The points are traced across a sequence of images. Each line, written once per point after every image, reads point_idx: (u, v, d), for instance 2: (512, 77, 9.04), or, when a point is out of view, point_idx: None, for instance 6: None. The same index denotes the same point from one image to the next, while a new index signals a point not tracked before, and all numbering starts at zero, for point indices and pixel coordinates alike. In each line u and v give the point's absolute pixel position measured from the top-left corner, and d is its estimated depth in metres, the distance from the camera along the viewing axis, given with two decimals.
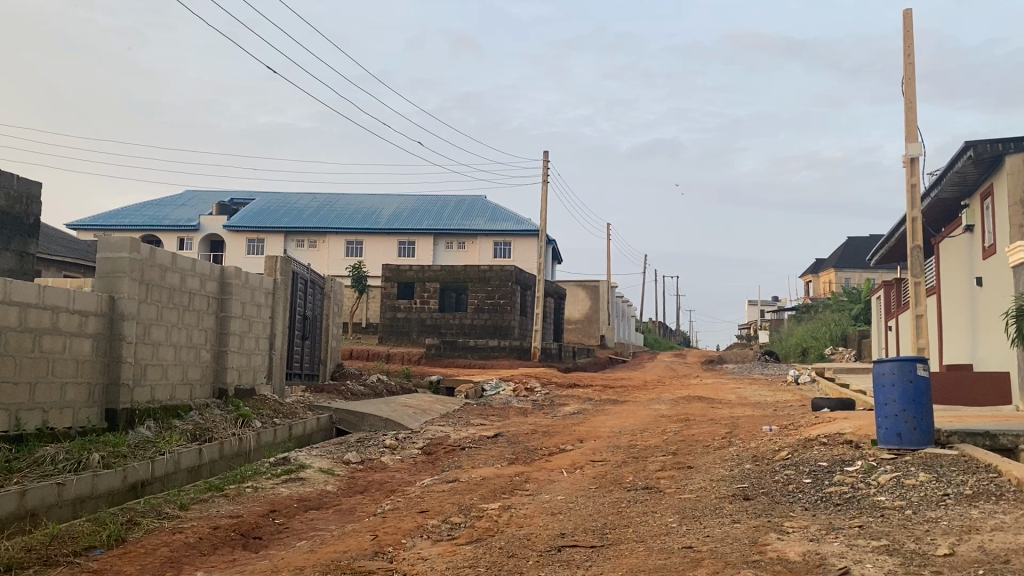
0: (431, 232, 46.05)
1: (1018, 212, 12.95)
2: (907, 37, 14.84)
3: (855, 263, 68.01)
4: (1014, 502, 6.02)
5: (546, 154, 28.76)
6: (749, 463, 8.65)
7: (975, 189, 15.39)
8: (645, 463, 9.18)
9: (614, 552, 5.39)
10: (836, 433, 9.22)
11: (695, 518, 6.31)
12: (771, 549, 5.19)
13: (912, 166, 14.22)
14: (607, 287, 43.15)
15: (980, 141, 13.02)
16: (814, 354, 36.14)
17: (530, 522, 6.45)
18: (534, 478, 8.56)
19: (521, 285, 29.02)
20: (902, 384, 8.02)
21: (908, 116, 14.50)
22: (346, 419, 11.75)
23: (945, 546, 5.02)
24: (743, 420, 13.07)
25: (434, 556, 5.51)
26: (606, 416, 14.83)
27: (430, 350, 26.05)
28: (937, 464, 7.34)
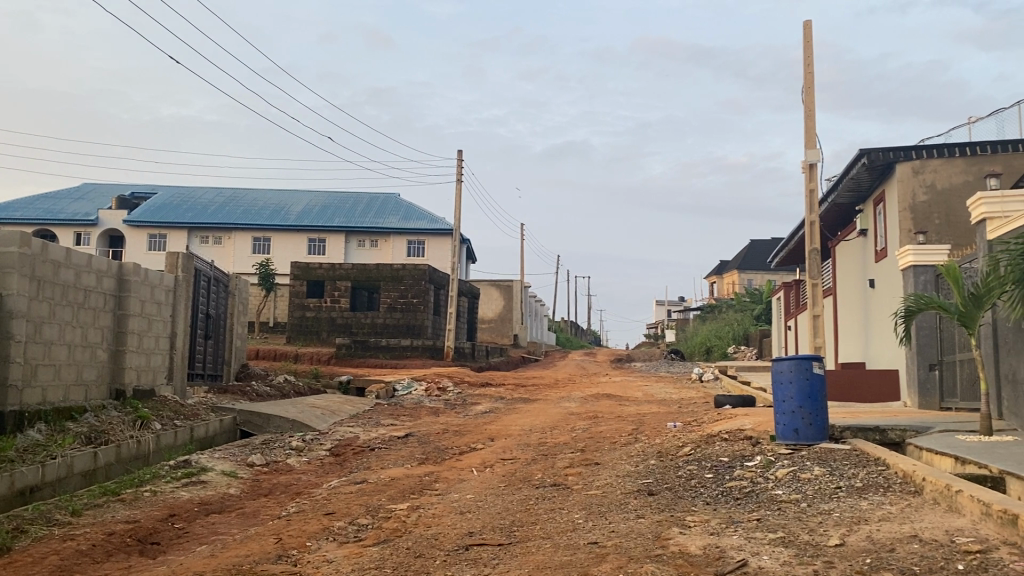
0: (342, 230, 45.37)
1: (907, 218, 13.66)
2: (807, 47, 15.42)
3: (757, 265, 70.25)
4: (900, 494, 6.33)
5: (458, 153, 28.65)
6: (653, 458, 8.84)
7: (869, 195, 16.11)
8: (554, 461, 9.27)
9: (522, 549, 5.43)
10: (737, 430, 9.50)
11: (601, 514, 6.41)
12: (673, 543, 5.31)
13: (810, 173, 14.78)
14: (519, 286, 43.36)
15: (873, 149, 13.69)
16: (718, 353, 37.17)
17: (437, 522, 6.42)
18: (443, 478, 8.53)
19: (435, 284, 28.90)
20: (798, 381, 8.34)
21: (807, 124, 15.05)
22: (250, 421, 11.46)
23: (836, 537, 5.24)
24: (649, 417, 13.30)
25: (340, 558, 5.44)
26: (517, 415, 14.93)
27: (340, 350, 25.68)
28: (831, 458, 7.65)
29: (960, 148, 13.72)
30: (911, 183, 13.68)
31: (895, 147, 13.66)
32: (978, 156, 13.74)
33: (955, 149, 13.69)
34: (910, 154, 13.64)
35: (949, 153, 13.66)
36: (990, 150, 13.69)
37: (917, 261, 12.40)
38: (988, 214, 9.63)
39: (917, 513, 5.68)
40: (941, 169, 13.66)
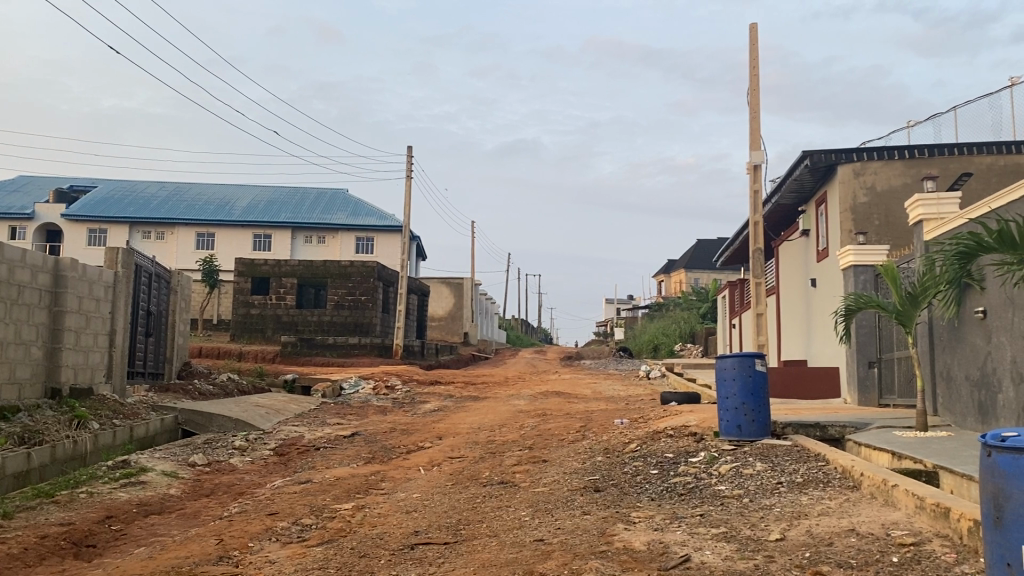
0: (289, 226, 44.78)
1: (847, 219, 13.97)
2: (753, 49, 15.66)
3: (704, 264, 71.34)
4: (839, 488, 6.47)
5: (407, 149, 28.47)
6: (600, 455, 8.89)
7: (812, 196, 16.44)
8: (502, 458, 9.27)
9: (468, 547, 5.42)
10: (682, 426, 9.63)
11: (547, 511, 6.43)
12: (618, 539, 5.35)
13: (755, 173, 15.02)
14: (470, 284, 43.30)
15: (815, 150, 13.98)
16: (665, 350, 37.64)
17: (383, 522, 6.37)
18: (390, 477, 8.47)
19: (384, 281, 28.70)
20: (741, 379, 8.46)
21: (752, 125, 15.29)
22: (193, 420, 11.24)
23: (776, 531, 5.33)
24: (597, 415, 13.38)
25: (283, 558, 5.37)
26: (465, 413, 14.91)
27: (285, 348, 25.35)
28: (773, 454, 7.78)
29: (899, 151, 14.08)
30: (852, 184, 13.99)
31: (837, 149, 13.95)
32: (917, 158, 14.08)
33: (894, 152, 14.05)
34: (851, 156, 13.94)
35: (888, 156, 14.01)
36: (928, 153, 14.09)
37: (856, 261, 12.67)
38: (925, 215, 9.91)
39: (855, 508, 5.81)
40: (881, 172, 14.01)
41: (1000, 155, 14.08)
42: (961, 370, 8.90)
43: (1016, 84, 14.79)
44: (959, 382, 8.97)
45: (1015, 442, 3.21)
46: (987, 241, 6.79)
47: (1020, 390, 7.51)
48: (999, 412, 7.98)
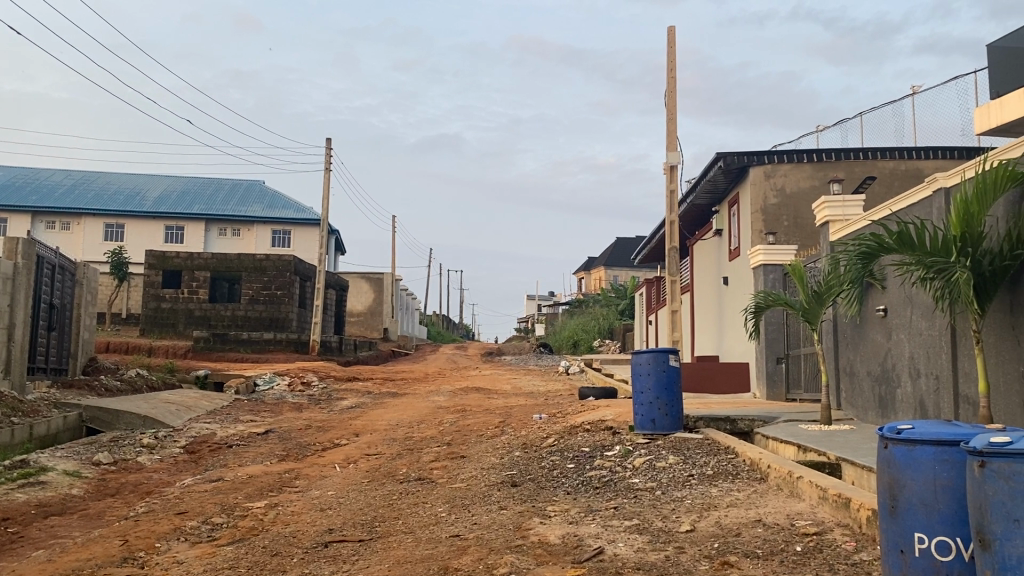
0: (202, 218, 43.55)
1: (758, 219, 14.40)
2: (670, 52, 15.97)
3: (623, 262, 72.55)
4: (747, 480, 6.67)
5: (326, 141, 28.00)
6: (518, 450, 8.95)
7: (725, 197, 16.89)
8: (419, 455, 9.22)
9: (383, 545, 5.37)
10: (599, 420, 9.77)
11: (464, 507, 6.43)
12: (534, 533, 5.40)
13: (671, 173, 15.32)
14: (390, 279, 42.91)
15: (729, 152, 14.36)
16: (584, 347, 38.18)
17: (297, 520, 6.28)
18: (304, 475, 8.35)
19: (301, 275, 28.18)
20: (656, 373, 8.63)
21: (669, 127, 15.59)
22: (98, 418, 10.85)
23: (687, 523, 5.46)
24: (516, 410, 13.43)
25: (191, 558, 5.23)
26: (383, 409, 14.76)
27: (197, 343, 24.68)
28: (685, 447, 7.96)
29: (807, 154, 14.57)
30: (763, 186, 14.42)
31: (750, 152, 14.36)
32: (825, 162, 14.63)
33: (803, 156, 14.53)
34: (763, 158, 14.38)
35: (798, 159, 14.50)
36: (834, 158, 14.61)
37: (766, 260, 13.05)
38: (831, 217, 10.28)
39: (762, 499, 6.01)
40: (790, 174, 14.47)
41: (901, 160, 14.66)
42: (863, 366, 9.27)
43: (916, 93, 15.44)
44: (861, 377, 9.34)
45: (910, 433, 3.33)
46: (887, 241, 7.07)
47: (918, 384, 7.87)
48: (898, 405, 8.34)
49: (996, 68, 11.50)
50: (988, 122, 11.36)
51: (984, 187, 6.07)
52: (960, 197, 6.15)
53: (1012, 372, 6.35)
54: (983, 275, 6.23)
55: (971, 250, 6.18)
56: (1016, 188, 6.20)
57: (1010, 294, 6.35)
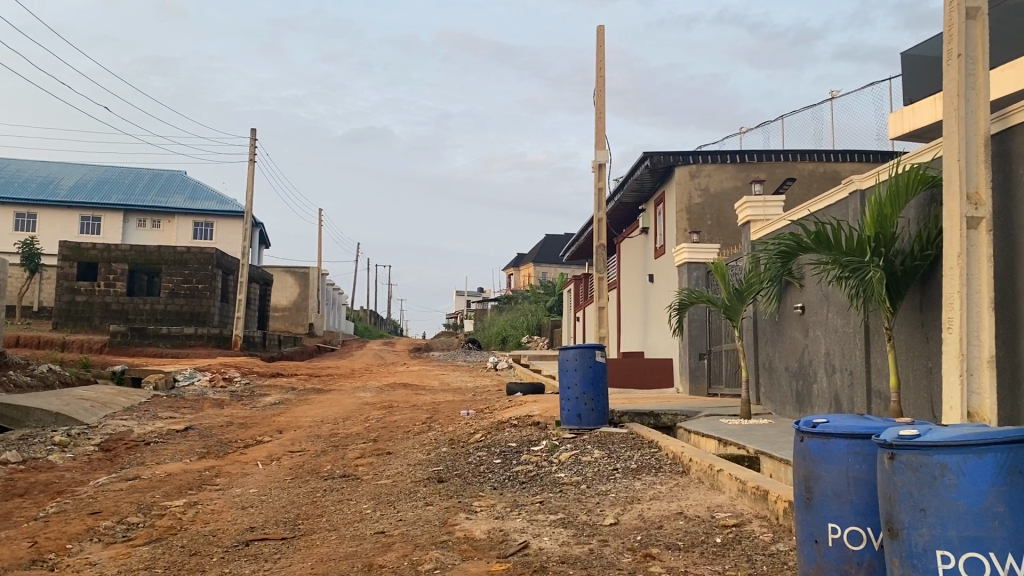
0: (120, 208, 42.15)
1: (683, 218, 14.68)
2: (600, 52, 16.13)
3: (551, 258, 73.13)
4: (669, 473, 6.80)
5: (251, 132, 27.43)
6: (444, 446, 8.93)
7: (651, 196, 17.14)
8: (344, 451, 9.13)
9: (306, 542, 5.29)
10: (525, 416, 9.82)
11: (389, 503, 6.38)
12: (459, 528, 5.39)
13: (599, 172, 15.49)
14: (317, 273, 42.28)
15: (656, 152, 14.60)
16: (512, 343, 38.37)
17: (217, 518, 6.14)
18: (225, 472, 8.17)
19: (223, 269, 27.54)
20: (583, 369, 8.72)
21: (597, 126, 15.75)
22: (6, 415, 10.34)
23: (611, 516, 5.54)
24: (443, 406, 13.40)
25: (105, 559, 5.06)
26: (307, 405, 14.55)
27: (114, 338, 23.91)
28: (609, 442, 8.08)
29: (730, 155, 14.90)
30: (688, 185, 14.70)
31: (675, 152, 14.63)
32: (747, 163, 14.99)
33: (726, 156, 14.85)
34: (688, 158, 14.66)
35: (721, 160, 14.82)
36: (756, 159, 14.98)
37: (690, 258, 13.31)
38: (753, 216, 10.53)
39: (683, 492, 6.13)
40: (714, 175, 14.79)
41: (820, 162, 15.12)
42: (782, 362, 9.54)
43: (835, 98, 15.94)
44: (779, 373, 9.60)
45: (825, 427, 3.45)
46: (805, 241, 7.28)
47: (834, 380, 8.12)
48: (814, 400, 8.60)
49: (910, 75, 11.94)
50: (903, 126, 11.81)
51: (896, 189, 6.29)
52: (874, 199, 6.37)
53: (921, 368, 6.61)
54: (895, 274, 6.46)
55: (883, 250, 6.41)
56: (926, 190, 6.45)
57: (920, 293, 6.60)
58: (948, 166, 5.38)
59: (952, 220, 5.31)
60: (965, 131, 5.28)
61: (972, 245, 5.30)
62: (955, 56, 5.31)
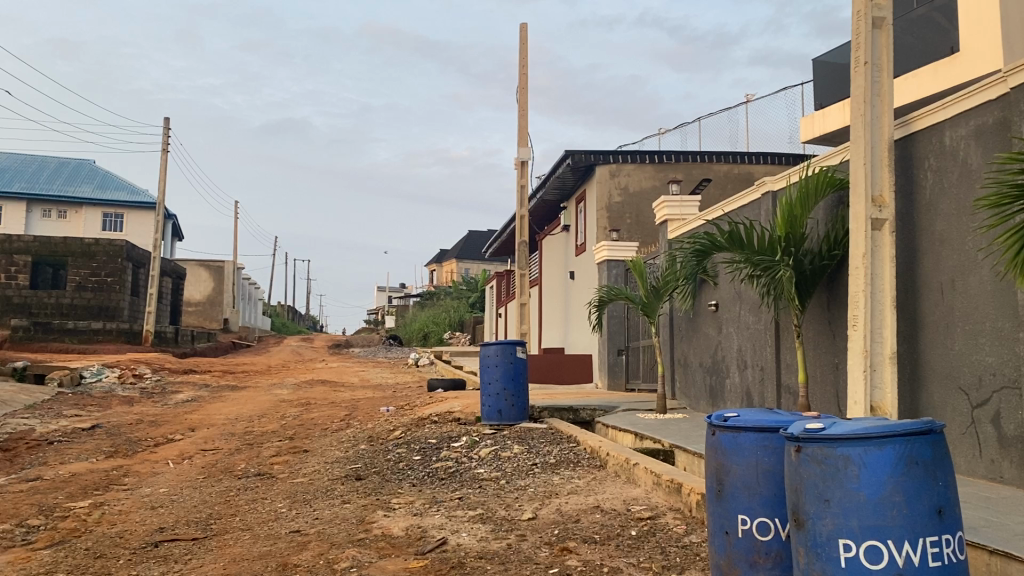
0: (23, 197, 40.33)
1: (603, 216, 14.89)
2: (522, 49, 16.20)
3: (473, 255, 73.11)
4: (587, 467, 6.90)
5: (165, 121, 26.57)
6: (364, 443, 8.84)
7: (572, 194, 17.30)
8: (260, 449, 8.94)
9: (218, 542, 5.17)
10: (446, 412, 9.80)
11: (305, 502, 6.28)
12: (376, 526, 5.35)
13: (521, 169, 15.56)
14: (233, 267, 41.30)
15: (577, 151, 14.77)
16: (434, 339, 38.21)
17: (124, 519, 5.94)
18: (134, 472, 7.90)
19: (134, 262, 26.63)
20: (503, 365, 8.76)
21: (520, 123, 15.80)
22: None
23: (529, 511, 5.58)
24: (363, 402, 13.27)
25: (2, 564, 4.83)
26: (221, 402, 14.20)
27: (16, 333, 22.93)
28: (529, 437, 8.14)
29: (649, 155, 15.17)
30: (608, 184, 14.91)
31: (596, 151, 14.81)
32: (665, 163, 15.29)
33: (645, 156, 15.11)
34: (608, 158, 14.87)
35: (640, 160, 15.08)
36: (674, 159, 15.29)
37: (610, 255, 13.47)
38: (670, 216, 10.74)
39: (601, 485, 6.23)
40: (633, 174, 15.03)
41: (734, 164, 15.52)
42: (696, 357, 9.76)
43: (749, 100, 16.36)
44: (694, 368, 9.83)
45: (735, 421, 3.56)
46: (719, 240, 7.46)
47: (745, 375, 8.35)
48: (726, 395, 8.83)
49: (821, 81, 12.34)
50: (813, 131, 12.28)
51: (806, 192, 6.50)
52: (785, 199, 6.57)
53: (828, 364, 6.86)
54: (804, 274, 6.68)
55: (793, 250, 6.62)
56: (834, 193, 6.68)
57: (827, 292, 6.84)
58: (854, 170, 5.58)
59: (858, 222, 5.51)
60: (870, 136, 5.50)
61: (877, 246, 5.51)
62: (861, 64, 5.51)
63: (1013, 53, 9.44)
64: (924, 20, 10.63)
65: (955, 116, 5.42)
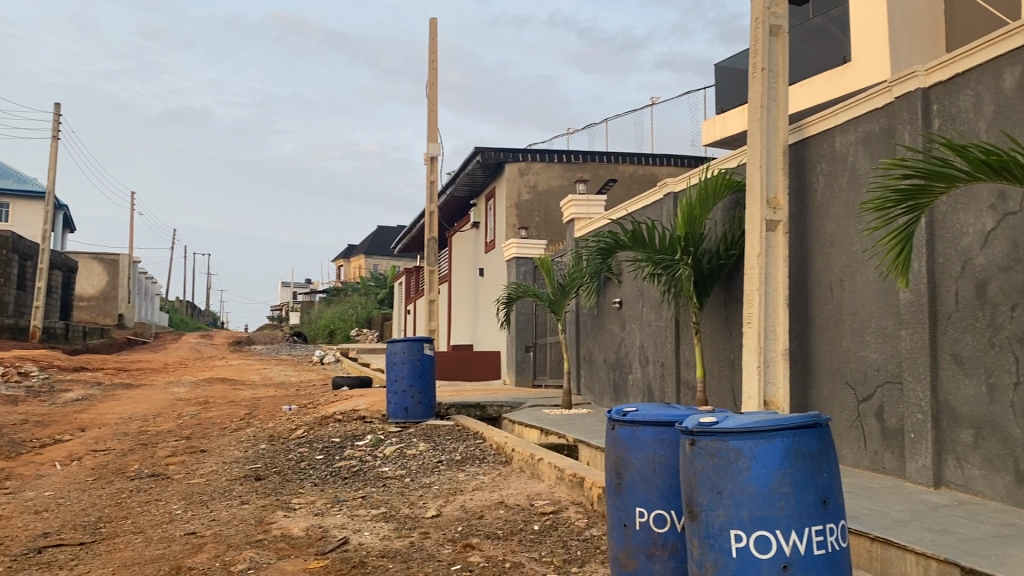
0: None
1: (513, 214, 14.98)
2: (433, 44, 16.13)
3: (382, 251, 72.40)
4: (492, 464, 6.92)
5: (55, 106, 25.35)
6: (264, 442, 8.64)
7: (482, 191, 17.32)
8: (154, 450, 8.63)
9: (108, 546, 4.97)
10: (351, 410, 9.68)
11: (201, 503, 6.10)
12: (276, 527, 5.24)
13: (431, 165, 15.48)
14: (128, 261, 39.72)
15: (487, 148, 14.81)
16: (341, 336, 37.63)
17: (5, 525, 5.64)
18: (17, 475, 7.51)
19: (21, 255, 25.29)
20: (410, 362, 8.71)
21: (429, 118, 15.73)
22: None
23: (433, 508, 5.56)
24: (265, 401, 12.97)
25: None
26: (114, 401, 13.63)
27: None
28: (435, 434, 8.11)
29: (557, 155, 15.33)
30: (518, 182, 15.00)
31: (506, 149, 14.87)
32: (573, 162, 15.48)
33: (554, 156, 15.26)
34: (518, 156, 14.96)
35: (549, 159, 15.22)
36: (581, 159, 15.50)
37: (518, 253, 13.55)
38: (577, 215, 10.89)
39: (505, 481, 6.26)
40: (542, 173, 15.16)
41: (640, 165, 15.83)
42: (601, 354, 9.92)
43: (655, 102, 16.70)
44: (598, 364, 9.99)
45: (634, 416, 3.64)
46: (623, 239, 7.60)
47: (647, 371, 8.54)
48: (629, 390, 9.00)
49: (722, 86, 12.70)
50: (715, 134, 12.66)
51: (706, 193, 6.68)
52: (686, 200, 6.74)
53: (724, 360, 7.08)
54: (702, 273, 6.88)
55: (692, 249, 6.80)
56: (733, 195, 6.89)
57: (725, 290, 7.06)
58: (751, 172, 5.76)
59: (754, 222, 5.70)
60: (766, 140, 5.69)
61: (772, 246, 5.71)
62: (759, 70, 5.70)
63: (900, 65, 9.92)
64: (819, 30, 11.06)
65: (845, 123, 5.67)
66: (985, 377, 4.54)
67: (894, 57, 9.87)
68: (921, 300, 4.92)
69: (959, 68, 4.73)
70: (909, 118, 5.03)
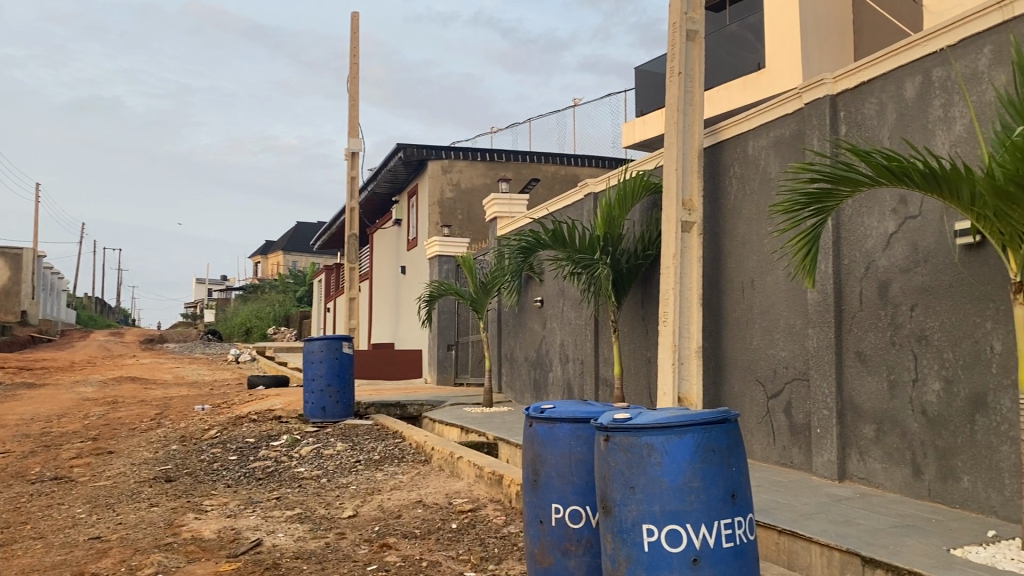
0: None
1: (435, 212, 14.92)
2: (355, 38, 15.93)
3: (302, 248, 71.15)
4: (411, 463, 6.88)
5: None
6: (176, 443, 8.40)
7: (404, 188, 17.20)
8: (57, 452, 8.29)
9: (5, 553, 4.75)
10: (267, 410, 9.49)
11: (107, 507, 5.88)
12: (186, 529, 5.10)
13: (352, 160, 15.28)
14: (32, 255, 38.01)
15: (409, 145, 14.71)
16: (257, 335, 36.80)
17: None
18: None
19: None
20: (328, 360, 8.59)
21: (350, 113, 15.53)
22: None
23: (350, 508, 5.50)
24: (177, 401, 12.59)
25: None
26: (13, 402, 13.02)
27: None
28: (353, 434, 8.02)
29: (480, 153, 15.33)
30: (440, 180, 14.95)
31: (429, 146, 14.80)
32: (496, 161, 15.51)
33: (476, 154, 15.26)
34: (440, 153, 14.90)
35: (472, 157, 15.21)
36: (504, 158, 15.54)
37: (440, 251, 13.51)
38: (499, 213, 10.91)
39: (424, 480, 6.24)
40: (464, 171, 15.14)
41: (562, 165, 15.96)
42: (521, 352, 9.97)
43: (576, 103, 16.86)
44: (519, 362, 10.03)
45: (551, 413, 3.67)
46: (543, 238, 7.65)
47: (566, 368, 8.62)
48: (549, 388, 9.07)
49: (642, 89, 12.91)
50: (634, 136, 12.86)
51: (624, 193, 6.77)
52: (605, 200, 6.82)
53: (640, 358, 7.20)
54: (620, 272, 6.99)
55: (611, 249, 6.90)
56: (650, 196, 7.01)
57: (642, 289, 7.18)
58: (667, 173, 5.87)
59: (669, 223, 5.81)
60: (682, 143, 5.81)
61: (686, 247, 5.83)
62: (676, 74, 5.82)
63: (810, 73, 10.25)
64: (735, 36, 11.34)
65: (757, 128, 5.83)
66: (885, 374, 4.74)
67: (806, 65, 10.20)
68: (827, 300, 5.10)
69: (863, 77, 4.92)
70: (817, 124, 5.21)
